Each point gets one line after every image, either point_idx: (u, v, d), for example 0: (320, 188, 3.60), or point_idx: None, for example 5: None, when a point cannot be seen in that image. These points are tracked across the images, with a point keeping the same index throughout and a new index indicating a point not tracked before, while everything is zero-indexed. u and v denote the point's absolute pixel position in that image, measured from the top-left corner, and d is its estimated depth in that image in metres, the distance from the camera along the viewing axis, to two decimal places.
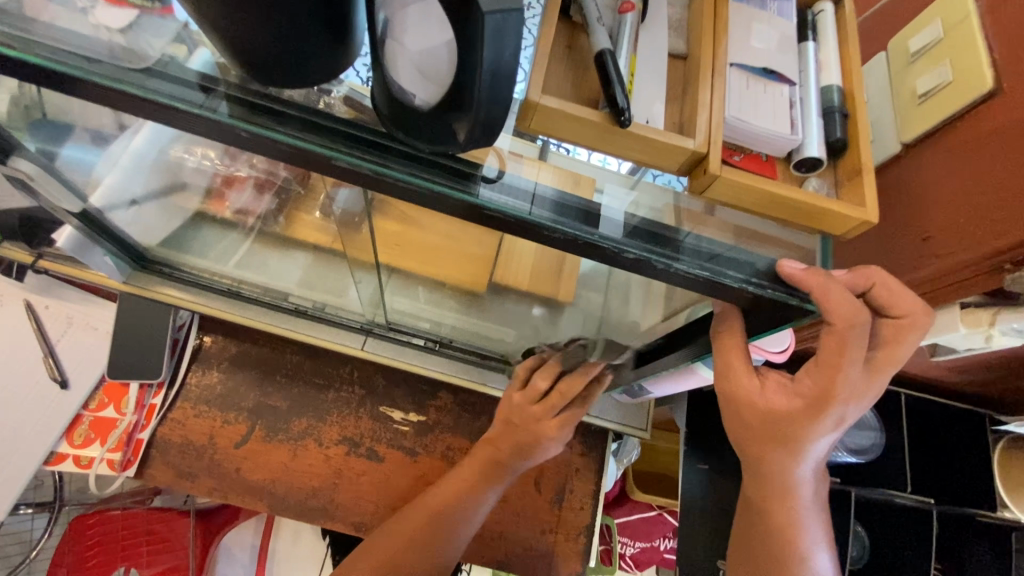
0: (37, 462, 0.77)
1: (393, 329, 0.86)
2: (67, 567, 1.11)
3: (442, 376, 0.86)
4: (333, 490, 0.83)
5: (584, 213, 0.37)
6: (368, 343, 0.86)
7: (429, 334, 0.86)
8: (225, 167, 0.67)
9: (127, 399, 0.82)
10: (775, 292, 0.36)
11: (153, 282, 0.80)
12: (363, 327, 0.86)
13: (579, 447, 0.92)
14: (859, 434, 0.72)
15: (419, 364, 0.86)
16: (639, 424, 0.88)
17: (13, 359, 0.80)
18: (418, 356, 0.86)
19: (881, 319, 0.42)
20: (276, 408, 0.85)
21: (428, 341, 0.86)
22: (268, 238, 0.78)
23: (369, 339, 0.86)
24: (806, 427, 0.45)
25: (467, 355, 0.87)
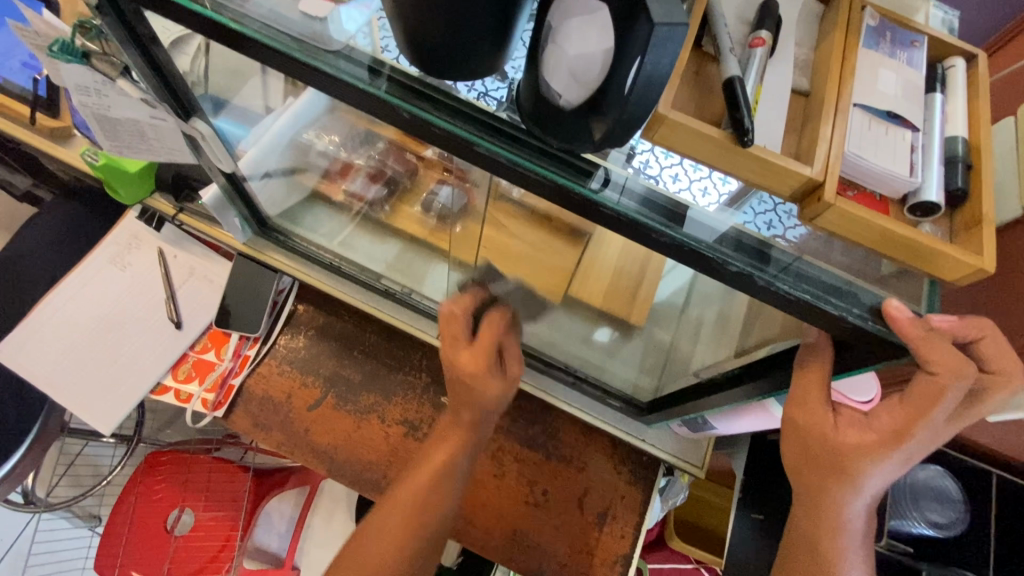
0: (145, 389, 0.87)
1: None
2: (136, 496, 1.20)
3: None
4: (387, 467, 0.87)
5: (669, 214, 0.39)
6: (443, 333, 0.90)
7: None
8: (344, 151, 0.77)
9: (226, 347, 0.90)
10: (861, 321, 0.37)
11: (267, 247, 0.89)
12: (441, 318, 0.90)
13: (627, 475, 0.92)
14: (940, 509, 0.68)
15: None
16: (695, 460, 0.87)
17: (140, 297, 0.91)
18: None
19: (978, 375, 0.38)
20: (349, 380, 0.91)
21: None
22: (370, 223, 0.86)
23: None
24: (875, 470, 0.41)
25: (537, 365, 0.89)
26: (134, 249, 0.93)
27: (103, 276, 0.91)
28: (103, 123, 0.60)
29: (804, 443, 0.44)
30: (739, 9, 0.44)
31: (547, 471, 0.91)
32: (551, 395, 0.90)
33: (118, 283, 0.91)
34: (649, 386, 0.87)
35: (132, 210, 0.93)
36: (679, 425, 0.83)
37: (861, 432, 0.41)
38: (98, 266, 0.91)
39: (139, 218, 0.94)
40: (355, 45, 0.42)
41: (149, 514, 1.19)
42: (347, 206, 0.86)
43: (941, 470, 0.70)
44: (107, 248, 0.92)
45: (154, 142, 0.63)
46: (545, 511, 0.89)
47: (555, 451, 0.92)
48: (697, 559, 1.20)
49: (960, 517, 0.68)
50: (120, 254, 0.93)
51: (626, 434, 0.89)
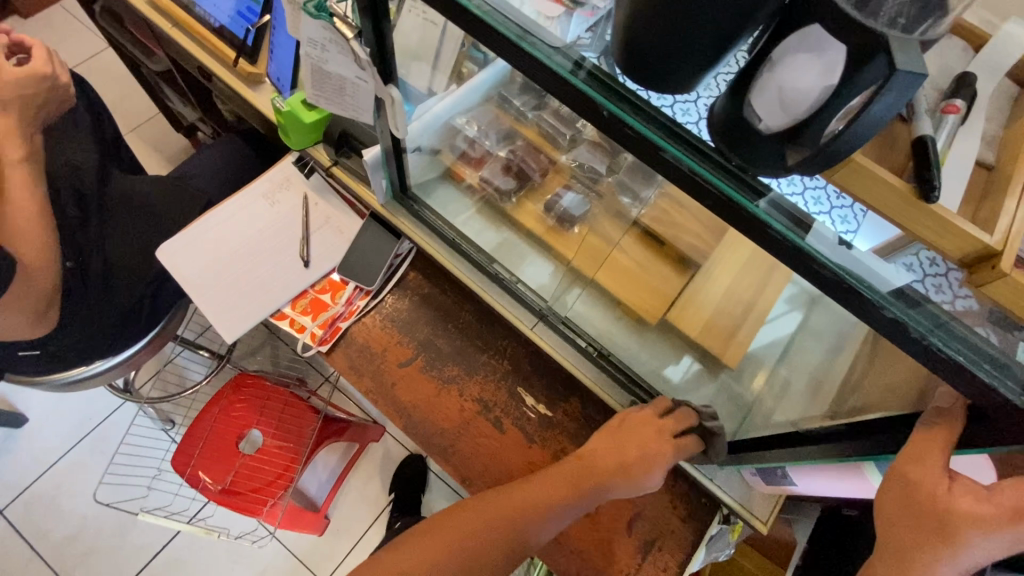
0: (267, 312, 0.96)
1: (565, 322, 0.91)
2: (219, 408, 1.32)
3: (589, 382, 0.91)
4: (455, 437, 0.92)
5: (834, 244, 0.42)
6: (538, 326, 0.93)
7: (594, 338, 0.89)
8: (486, 139, 0.89)
9: (342, 293, 0.99)
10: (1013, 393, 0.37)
11: (400, 212, 0.97)
12: (540, 311, 0.92)
13: (681, 511, 0.91)
14: None
15: (572, 362, 0.91)
16: (757, 513, 0.85)
17: (280, 232, 1.02)
18: (574, 355, 0.91)
19: None
20: (439, 349, 0.98)
21: (589, 345, 0.89)
22: (492, 209, 0.94)
23: (540, 323, 0.92)
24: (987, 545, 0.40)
25: (621, 380, 0.89)
26: (284, 190, 1.04)
27: (253, 207, 1.03)
28: (315, 75, 0.70)
29: (913, 502, 0.43)
30: (933, 78, 0.45)
31: None
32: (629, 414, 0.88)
33: (264, 215, 1.02)
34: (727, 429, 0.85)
35: (291, 156, 1.04)
36: (751, 472, 0.82)
37: (979, 503, 0.41)
38: (252, 198, 1.03)
39: (295, 164, 1.05)
40: (569, 45, 0.47)
41: (227, 427, 1.31)
42: (475, 190, 0.94)
43: None
44: (263, 184, 1.04)
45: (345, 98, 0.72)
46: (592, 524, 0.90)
47: None
48: None
49: None
50: (272, 191, 1.04)
51: (692, 469, 0.88)
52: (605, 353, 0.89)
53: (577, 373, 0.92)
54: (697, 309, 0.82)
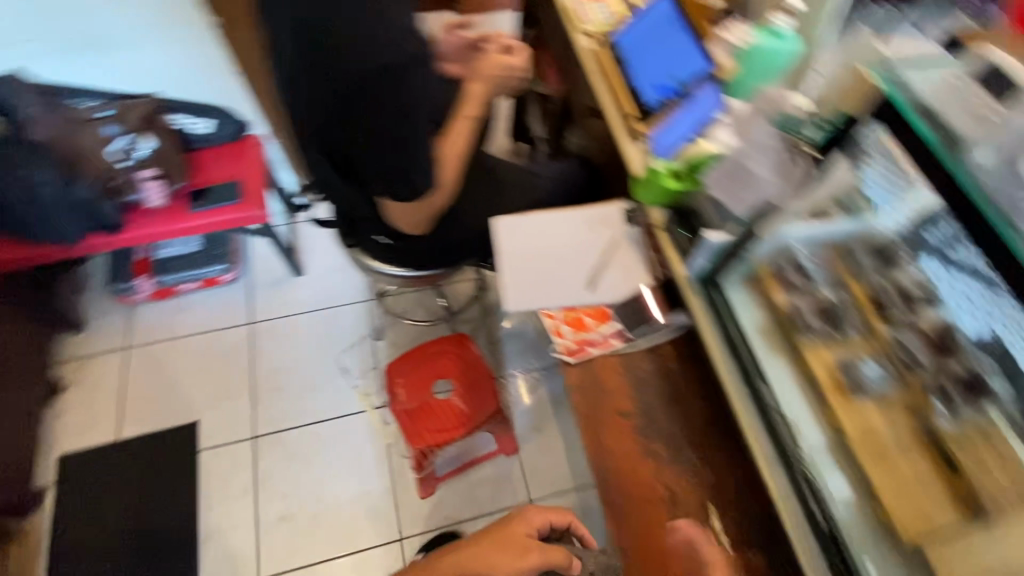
0: (542, 305, 1.10)
1: (811, 484, 0.85)
2: (437, 352, 1.56)
3: (799, 550, 0.83)
4: (635, 506, 0.93)
5: None
6: (776, 471, 0.88)
7: (836, 520, 0.82)
8: (816, 275, 0.92)
9: (605, 325, 1.09)
10: None
11: (696, 293, 1.02)
12: (789, 458, 0.88)
13: None
14: None
15: (799, 524, 0.84)
16: None
17: (583, 252, 1.16)
18: (802, 519, 0.84)
19: None
20: (659, 425, 1.00)
21: (828, 523, 0.82)
22: (784, 336, 0.93)
23: (783, 468, 0.88)
24: None
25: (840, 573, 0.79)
26: (603, 221, 1.19)
27: (574, 223, 1.19)
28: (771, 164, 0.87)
29: None
30: None
31: None
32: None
33: (578, 232, 1.18)
34: None
35: (625, 202, 1.21)
36: None
37: None
38: (577, 216, 1.20)
39: (622, 208, 1.20)
40: None
41: (434, 369, 1.54)
42: (777, 312, 0.94)
43: None
44: (591, 210, 1.21)
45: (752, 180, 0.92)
46: None
47: None
48: None
49: None
50: (595, 219, 1.20)
51: None
52: (835, 533, 0.81)
53: (794, 537, 0.84)
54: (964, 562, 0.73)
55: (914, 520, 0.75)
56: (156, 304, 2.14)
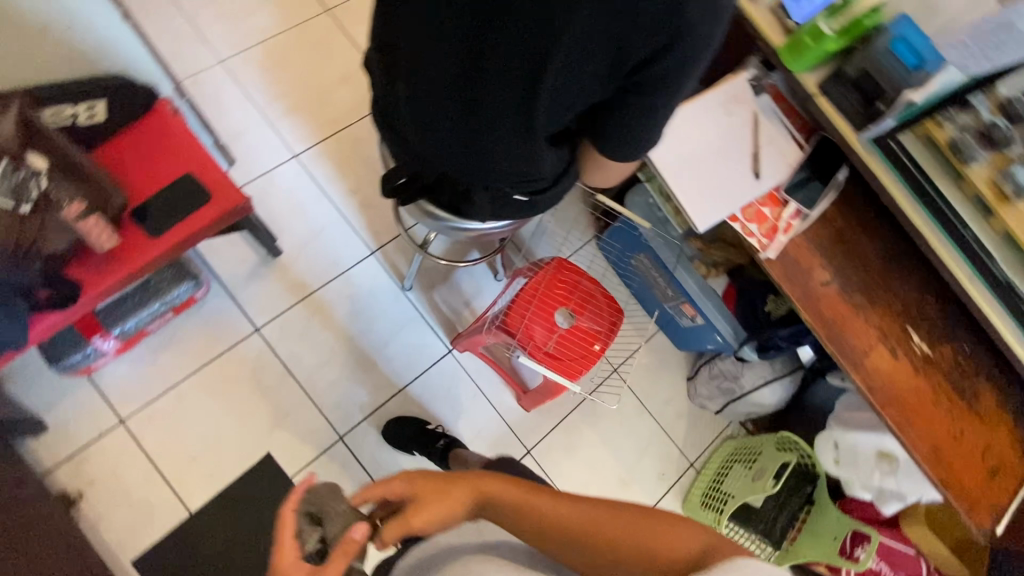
0: (728, 213, 1.10)
1: (1004, 284, 1.04)
2: (542, 285, 1.50)
3: (1005, 334, 1.06)
4: (866, 356, 1.11)
5: None
6: (971, 281, 1.07)
7: None
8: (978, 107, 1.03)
9: (780, 210, 1.13)
10: None
11: (871, 152, 1.08)
12: (981, 267, 1.05)
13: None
14: None
15: (996, 315, 1.06)
16: None
17: (732, 145, 1.13)
18: (998, 310, 1.07)
19: None
20: (851, 278, 1.14)
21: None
22: (946, 163, 1.07)
23: (975, 277, 1.07)
24: None
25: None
26: (737, 104, 1.15)
27: (712, 115, 1.13)
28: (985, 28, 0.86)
29: None
30: None
31: (967, 417, 1.12)
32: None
33: (720, 124, 1.13)
34: None
35: (747, 73, 1.16)
36: None
37: None
38: (711, 106, 1.14)
39: (747, 81, 1.16)
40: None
41: (546, 303, 1.49)
42: (941, 143, 1.06)
43: None
44: (720, 95, 1.15)
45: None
46: (960, 446, 1.10)
47: (976, 405, 1.13)
48: (935, 552, 1.49)
49: None
50: (728, 104, 1.15)
51: None
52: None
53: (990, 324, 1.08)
54: None
55: None
56: (126, 358, 1.69)
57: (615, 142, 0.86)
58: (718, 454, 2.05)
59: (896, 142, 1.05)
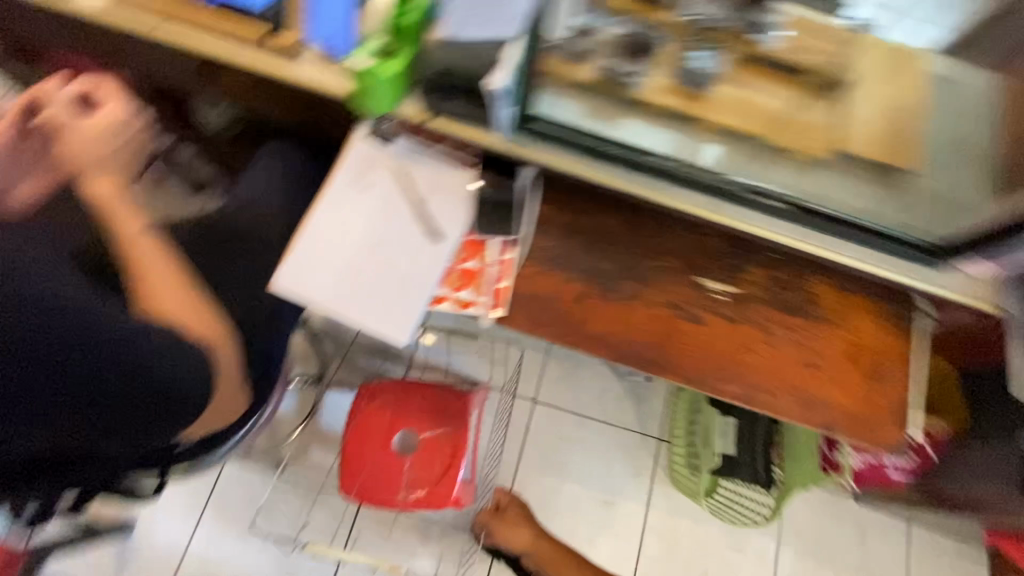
0: (427, 301, 0.88)
1: (746, 190, 0.86)
2: (364, 423, 1.31)
3: (788, 241, 0.88)
4: (666, 347, 0.91)
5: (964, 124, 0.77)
6: (718, 206, 0.88)
7: (783, 193, 0.85)
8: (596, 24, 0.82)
9: (487, 253, 0.92)
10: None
11: (525, 141, 0.86)
12: (716, 188, 0.86)
13: (894, 322, 0.96)
14: None
15: (766, 226, 0.87)
16: (983, 299, 0.87)
17: (391, 220, 0.89)
18: (764, 217, 0.87)
19: None
20: (607, 272, 0.93)
21: (782, 201, 0.86)
22: (610, 99, 0.86)
23: (718, 200, 0.87)
24: None
25: (812, 220, 0.86)
26: (370, 168, 0.90)
27: (348, 199, 0.89)
28: None
29: None
30: None
31: (814, 333, 0.94)
32: (833, 249, 0.87)
33: (362, 204, 0.89)
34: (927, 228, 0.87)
35: (359, 129, 0.90)
36: (974, 261, 0.82)
37: None
38: (340, 189, 0.89)
39: (365, 137, 0.90)
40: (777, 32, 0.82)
41: (378, 438, 1.30)
42: (591, 83, 0.85)
43: None
44: (343, 171, 0.89)
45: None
46: (822, 372, 0.92)
47: (813, 312, 0.94)
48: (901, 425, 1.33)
49: None
50: (358, 176, 0.90)
51: (901, 276, 0.87)
52: (796, 204, 0.86)
53: (768, 235, 0.88)
54: (862, 134, 0.86)
55: (809, 140, 0.84)
56: None
57: (163, 420, 0.66)
58: (677, 411, 1.86)
59: (539, 120, 0.85)
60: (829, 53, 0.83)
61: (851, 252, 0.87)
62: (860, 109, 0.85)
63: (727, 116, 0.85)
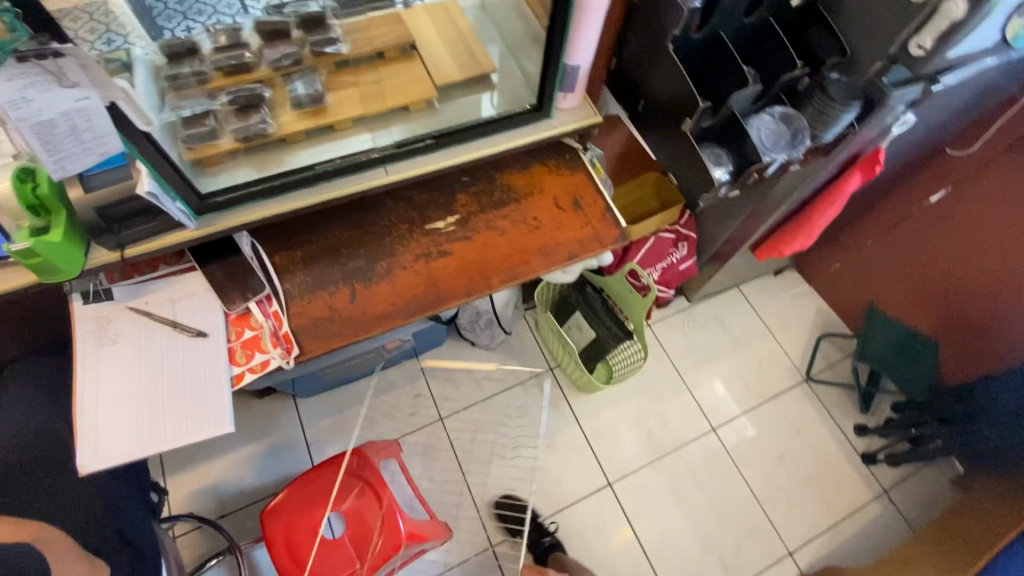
0: (228, 383, 0.96)
1: (398, 149, 1.07)
2: (287, 539, 1.30)
3: (453, 161, 1.11)
4: (437, 286, 1.10)
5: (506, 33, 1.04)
6: (391, 171, 1.08)
7: (424, 135, 1.07)
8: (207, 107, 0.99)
9: (255, 318, 1.02)
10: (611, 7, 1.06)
11: (215, 218, 0.98)
12: (379, 160, 1.06)
13: (568, 164, 1.24)
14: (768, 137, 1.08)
15: (432, 162, 1.09)
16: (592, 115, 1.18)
17: (154, 347, 0.97)
18: (426, 157, 1.09)
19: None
20: (360, 268, 1.09)
21: (426, 140, 1.08)
22: (261, 150, 1.03)
23: (387, 167, 1.08)
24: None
25: (455, 138, 1.09)
26: (108, 323, 0.98)
27: (104, 357, 0.95)
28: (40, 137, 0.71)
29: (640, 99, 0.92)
30: None
31: (524, 207, 1.19)
32: (486, 148, 1.12)
33: (119, 352, 0.96)
34: (528, 97, 1.16)
35: (75, 300, 0.98)
36: (562, 94, 1.11)
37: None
38: (91, 354, 0.95)
39: (87, 302, 0.99)
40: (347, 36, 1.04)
41: (307, 540, 1.31)
42: (235, 147, 1.01)
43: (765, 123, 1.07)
44: (85, 340, 0.96)
45: (50, 87, 0.67)
46: (545, 227, 1.18)
47: (514, 194, 1.20)
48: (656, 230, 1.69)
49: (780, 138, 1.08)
50: (101, 335, 0.97)
51: (537, 134, 1.14)
52: (439, 135, 1.09)
53: (438, 167, 1.10)
54: (447, 69, 1.13)
55: (413, 91, 1.09)
56: None
57: None
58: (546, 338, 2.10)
59: (213, 196, 0.97)
60: (391, 31, 1.08)
61: (496, 141, 1.13)
62: (436, 56, 1.13)
63: (349, 109, 1.06)
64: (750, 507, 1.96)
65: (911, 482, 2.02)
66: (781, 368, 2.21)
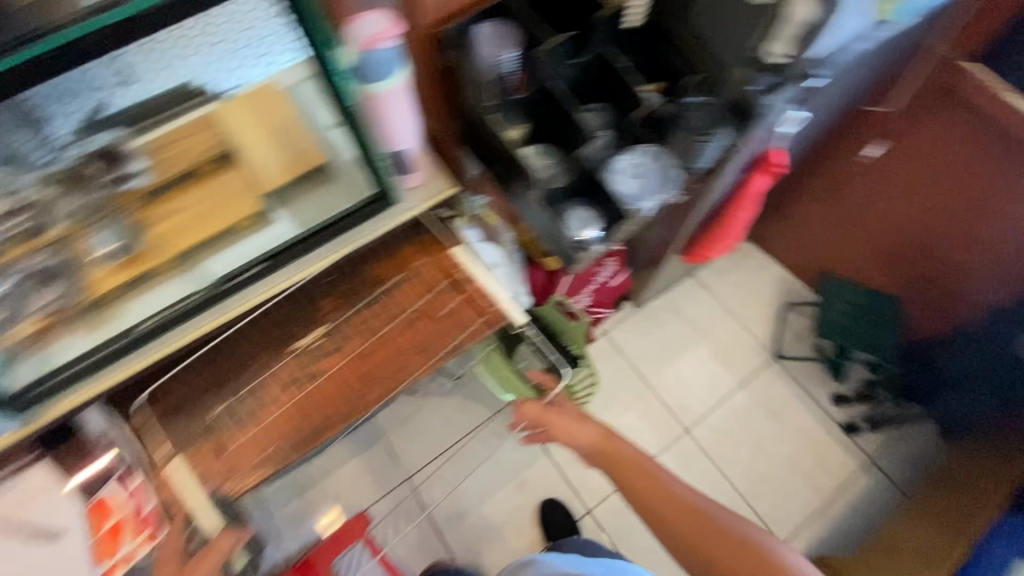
0: None
1: (227, 283, 0.97)
2: None
3: (294, 278, 1.01)
4: (313, 415, 1.01)
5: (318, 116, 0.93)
6: (227, 305, 0.98)
7: (252, 258, 0.97)
8: None
9: (115, 499, 0.97)
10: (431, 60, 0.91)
11: (37, 408, 0.90)
12: (210, 298, 0.97)
13: (437, 236, 1.13)
14: (633, 182, 0.96)
15: (267, 286, 0.99)
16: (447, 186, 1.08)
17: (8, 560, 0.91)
18: (261, 283, 0.99)
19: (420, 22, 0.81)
20: (223, 412, 1.00)
21: (256, 264, 0.97)
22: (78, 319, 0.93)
23: (222, 303, 0.98)
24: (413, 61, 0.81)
25: (289, 253, 0.99)
26: None
27: None
28: None
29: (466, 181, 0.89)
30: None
31: (397, 299, 1.09)
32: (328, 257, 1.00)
33: None
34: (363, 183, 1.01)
35: None
36: (400, 176, 1.00)
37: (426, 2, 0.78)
38: None
39: None
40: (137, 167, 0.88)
41: None
42: (44, 325, 0.91)
43: (625, 168, 0.96)
44: None
45: None
46: (422, 317, 1.08)
47: (384, 286, 1.09)
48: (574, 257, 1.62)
49: (644, 183, 0.96)
50: None
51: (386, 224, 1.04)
52: (271, 254, 0.98)
53: (279, 288, 1.00)
54: (269, 171, 1.00)
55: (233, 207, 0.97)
56: None
57: None
58: None
59: (30, 388, 0.89)
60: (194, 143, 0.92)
61: (332, 244, 1.02)
62: (258, 153, 0.98)
63: (169, 247, 0.95)
64: (734, 505, 1.90)
65: (896, 445, 1.94)
66: (748, 350, 2.11)
